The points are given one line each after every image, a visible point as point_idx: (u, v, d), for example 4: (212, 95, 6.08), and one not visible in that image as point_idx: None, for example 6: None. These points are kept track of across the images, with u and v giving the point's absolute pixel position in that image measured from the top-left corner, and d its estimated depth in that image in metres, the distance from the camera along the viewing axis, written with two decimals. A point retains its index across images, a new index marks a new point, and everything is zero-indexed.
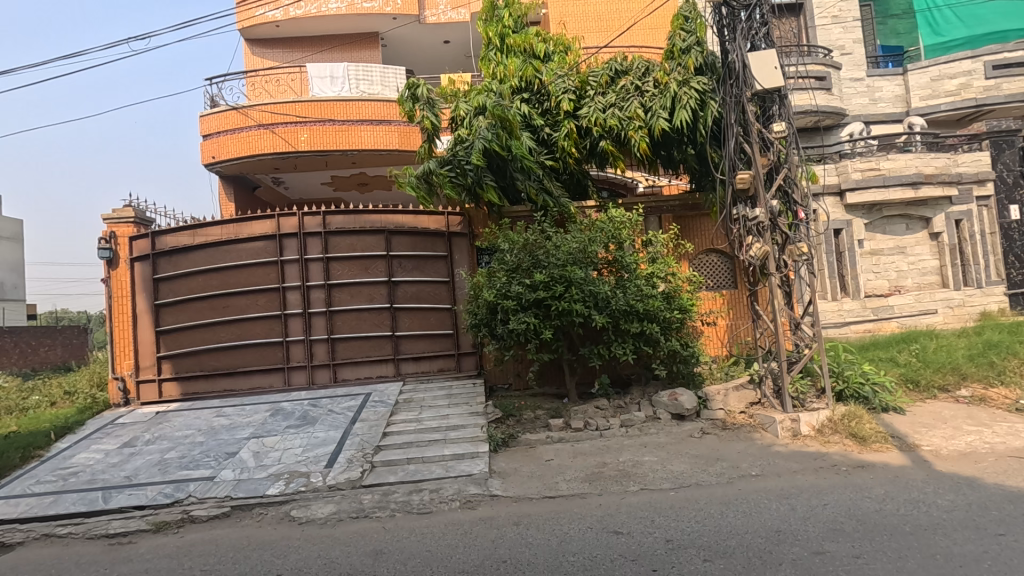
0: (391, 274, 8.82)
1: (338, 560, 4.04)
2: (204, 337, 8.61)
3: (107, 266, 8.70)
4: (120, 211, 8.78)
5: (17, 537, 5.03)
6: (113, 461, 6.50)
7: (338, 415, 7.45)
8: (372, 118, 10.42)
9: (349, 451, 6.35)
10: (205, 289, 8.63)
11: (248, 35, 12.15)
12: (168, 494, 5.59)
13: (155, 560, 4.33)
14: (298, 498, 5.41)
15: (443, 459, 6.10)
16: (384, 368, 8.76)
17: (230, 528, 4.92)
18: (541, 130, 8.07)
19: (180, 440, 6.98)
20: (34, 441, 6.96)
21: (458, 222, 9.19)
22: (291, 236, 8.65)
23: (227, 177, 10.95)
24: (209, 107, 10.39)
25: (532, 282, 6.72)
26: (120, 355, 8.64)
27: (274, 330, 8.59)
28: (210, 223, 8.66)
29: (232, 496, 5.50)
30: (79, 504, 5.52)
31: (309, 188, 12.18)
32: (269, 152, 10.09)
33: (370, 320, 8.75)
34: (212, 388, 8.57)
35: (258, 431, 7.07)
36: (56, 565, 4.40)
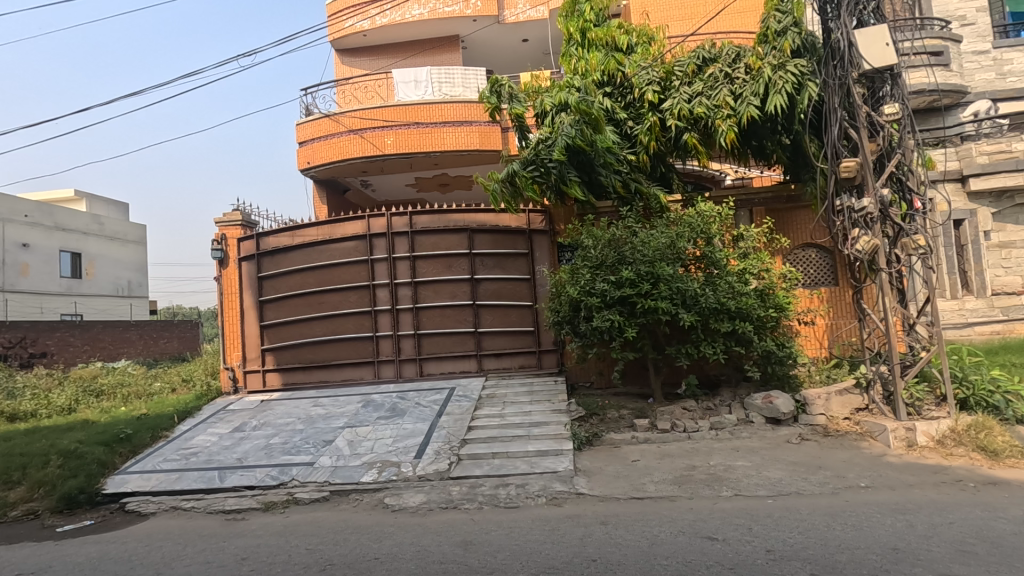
0: (473, 271, 8.99)
1: (429, 548, 4.17)
2: (302, 331, 9.20)
3: (220, 265, 9.56)
4: (230, 214, 9.60)
5: (150, 508, 5.63)
6: (226, 444, 7.10)
7: (425, 408, 7.71)
8: (454, 119, 10.67)
9: (436, 443, 6.55)
10: (302, 287, 9.21)
11: (339, 46, 12.85)
12: (274, 477, 6.04)
13: (265, 536, 4.68)
14: (391, 486, 5.67)
15: (527, 455, 6.15)
16: (467, 363, 8.95)
17: (330, 511, 5.22)
18: (624, 124, 7.90)
19: (282, 427, 7.50)
20: (161, 423, 7.75)
21: (539, 219, 9.21)
22: (380, 236, 9.05)
23: (320, 181, 11.61)
24: (305, 115, 11.08)
25: (617, 278, 6.61)
26: (231, 347, 9.46)
27: (364, 325, 9.03)
28: (307, 224, 9.23)
29: (330, 481, 5.85)
30: (199, 482, 6.09)
31: (395, 189, 12.67)
32: (358, 156, 10.61)
33: (453, 317, 8.97)
34: (309, 379, 9.16)
35: (352, 421, 7.46)
36: (182, 535, 4.88)
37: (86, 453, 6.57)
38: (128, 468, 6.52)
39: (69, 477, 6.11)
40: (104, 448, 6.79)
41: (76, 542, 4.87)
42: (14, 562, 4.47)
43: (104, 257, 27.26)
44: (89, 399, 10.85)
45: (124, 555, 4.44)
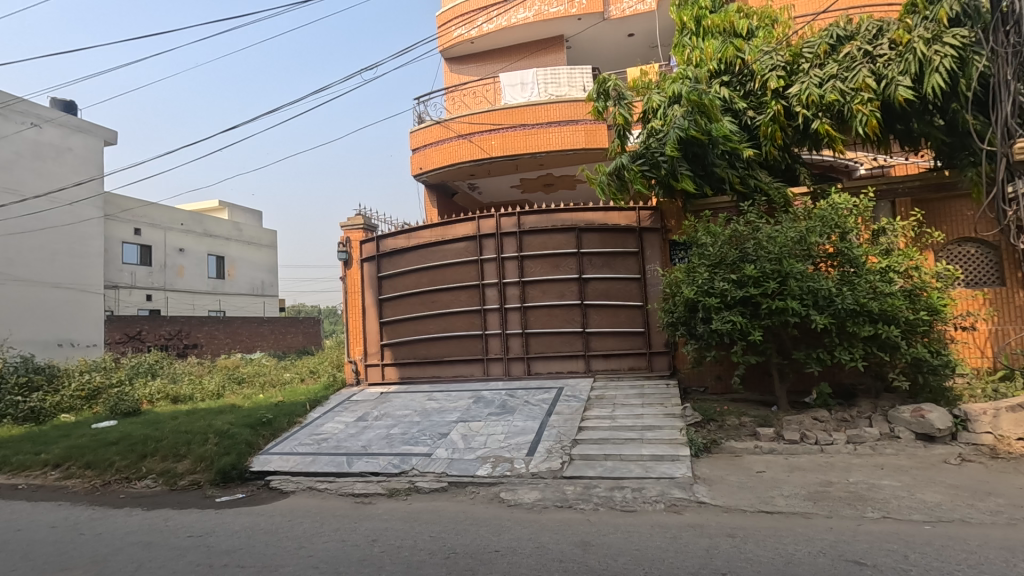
0: (582, 271, 8.93)
1: (548, 545, 4.17)
2: (416, 328, 9.66)
3: (345, 265, 10.32)
4: (353, 218, 10.33)
5: (291, 487, 6.20)
6: (352, 432, 7.64)
7: (534, 406, 7.77)
8: (560, 119, 10.67)
9: (548, 442, 6.56)
10: (417, 286, 9.67)
11: (447, 55, 13.40)
12: (396, 465, 6.40)
13: (391, 521, 4.95)
14: (506, 482, 5.78)
15: (641, 459, 5.99)
16: (575, 364, 8.92)
17: (449, 502, 5.42)
18: (743, 114, 7.42)
19: (401, 419, 7.92)
20: (295, 410, 8.50)
21: (649, 217, 8.96)
22: (489, 236, 9.27)
23: (431, 185, 12.14)
24: (417, 123, 11.63)
25: (739, 277, 6.25)
26: (353, 341, 10.16)
27: (474, 324, 9.29)
28: (422, 227, 9.68)
29: (447, 473, 6.09)
30: (330, 465, 6.60)
31: (501, 191, 12.91)
32: (467, 160, 10.93)
33: (561, 316, 8.97)
34: (423, 373, 9.59)
35: (465, 416, 7.70)
36: (319, 514, 5.30)
37: (236, 434, 7.36)
38: (270, 449, 7.22)
39: (224, 454, 6.88)
40: (250, 430, 7.56)
41: (232, 512, 5.47)
42: (185, 525, 5.11)
43: (243, 259, 30.60)
44: (234, 386, 12.19)
45: (272, 527, 4.91)
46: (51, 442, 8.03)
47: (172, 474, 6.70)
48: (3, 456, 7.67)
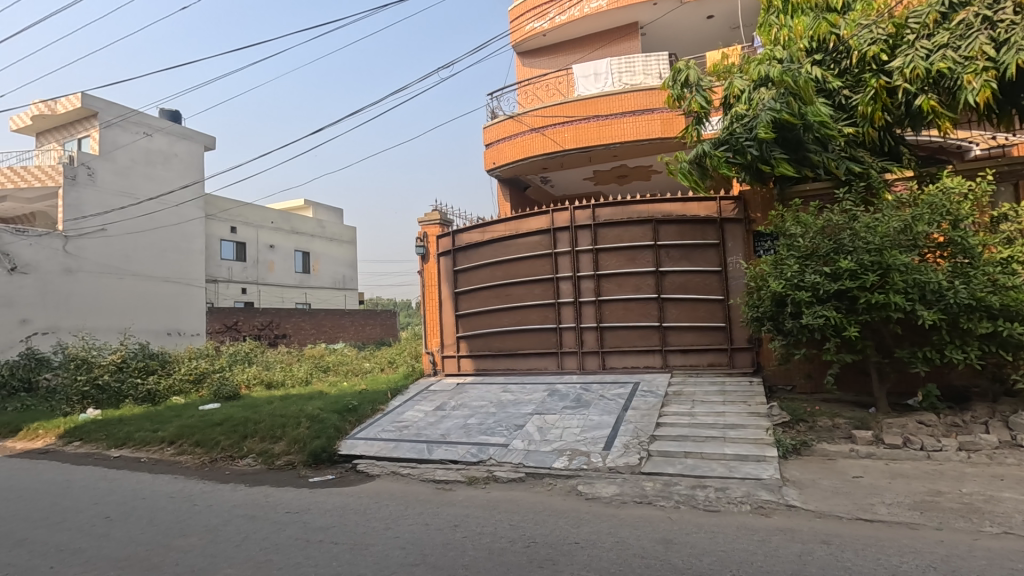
0: (658, 264, 8.72)
1: (629, 541, 4.13)
2: (491, 321, 9.81)
3: (422, 260, 10.64)
4: (430, 214, 10.62)
5: (376, 470, 6.52)
6: (431, 421, 7.90)
7: (609, 401, 7.69)
8: (635, 108, 10.39)
9: (624, 437, 6.48)
10: (491, 280, 9.81)
11: (519, 49, 13.48)
12: (474, 454, 6.55)
13: (472, 508, 5.09)
14: (583, 475, 5.77)
15: (723, 458, 5.78)
16: (651, 359, 8.75)
17: (526, 492, 5.49)
18: (837, 93, 6.99)
19: (477, 409, 8.10)
20: (378, 397, 8.90)
21: (732, 207, 8.58)
22: (563, 229, 9.24)
23: (503, 179, 12.24)
24: (490, 118, 11.74)
25: (833, 270, 5.86)
26: (431, 333, 10.47)
27: (548, 317, 9.31)
28: (496, 221, 9.81)
29: (524, 463, 6.18)
30: (412, 452, 6.87)
31: (574, 184, 12.81)
32: (540, 154, 10.92)
33: (637, 310, 8.81)
34: (498, 366, 9.75)
35: (540, 408, 7.76)
36: (403, 497, 5.54)
37: (326, 419, 7.82)
38: (355, 434, 7.62)
39: (315, 436, 7.33)
40: (338, 415, 8.01)
41: (324, 492, 5.83)
42: (284, 502, 5.51)
43: (326, 255, 32.34)
44: (321, 374, 12.95)
45: (361, 508, 5.19)
46: (166, 421, 8.88)
47: (270, 454, 7.23)
48: (128, 432, 8.58)
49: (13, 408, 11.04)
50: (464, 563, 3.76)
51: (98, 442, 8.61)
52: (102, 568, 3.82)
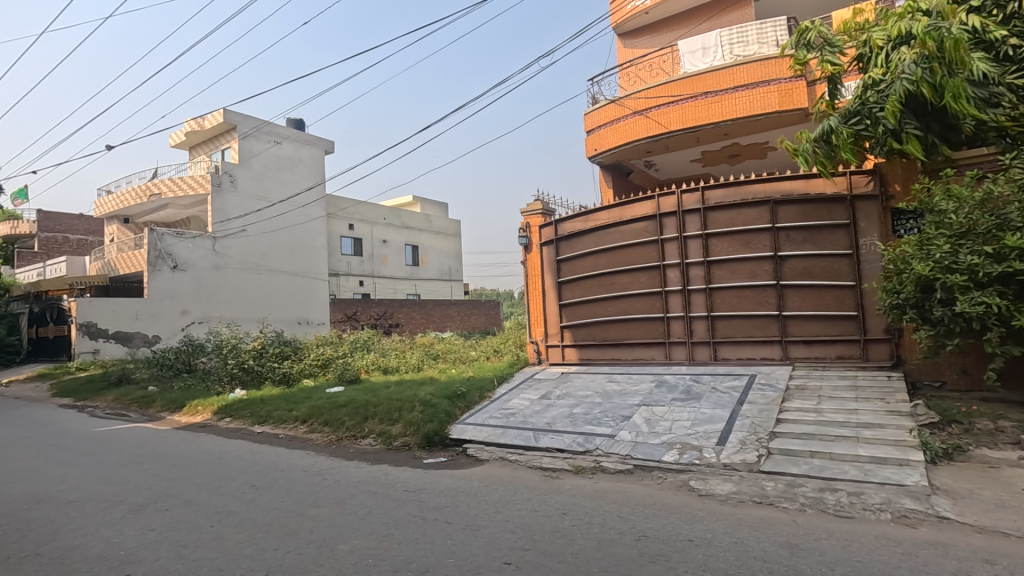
0: (777, 248, 8.09)
1: (748, 542, 3.89)
2: (595, 310, 9.70)
3: (525, 250, 10.74)
4: (532, 204, 10.68)
5: (485, 455, 6.73)
6: (537, 409, 7.99)
7: (723, 394, 7.28)
8: (748, 81, 9.63)
9: (740, 432, 6.11)
10: (595, 269, 9.68)
11: (620, 30, 13.08)
12: (581, 443, 6.53)
13: (579, 497, 5.08)
14: (695, 470, 5.54)
15: (857, 460, 5.26)
16: (769, 350, 8.17)
17: (634, 484, 5.37)
18: (1002, 44, 5.95)
19: (583, 399, 8.06)
20: (485, 384, 9.15)
21: (865, 182, 7.71)
22: (670, 215, 8.86)
23: (606, 165, 11.98)
24: (591, 104, 11.51)
25: (996, 250, 5.08)
26: (535, 323, 10.55)
27: (655, 306, 9.01)
28: (599, 209, 9.65)
29: (632, 455, 6.05)
30: (519, 439, 7.00)
31: (680, 167, 12.21)
32: (644, 137, 10.53)
33: (753, 298, 8.25)
34: (602, 356, 9.62)
35: (647, 400, 7.54)
36: (512, 483, 5.67)
37: (437, 403, 8.20)
38: (465, 420, 7.91)
39: (428, 420, 7.71)
40: (448, 401, 8.35)
41: (438, 473, 6.13)
42: (401, 480, 5.86)
43: (434, 248, 33.78)
44: (431, 361, 13.60)
45: (473, 491, 5.38)
46: (299, 402, 9.83)
47: (388, 435, 7.72)
48: (268, 411, 9.61)
49: (179, 386, 12.83)
50: (573, 552, 3.76)
51: (245, 419, 9.74)
52: (251, 530, 4.31)
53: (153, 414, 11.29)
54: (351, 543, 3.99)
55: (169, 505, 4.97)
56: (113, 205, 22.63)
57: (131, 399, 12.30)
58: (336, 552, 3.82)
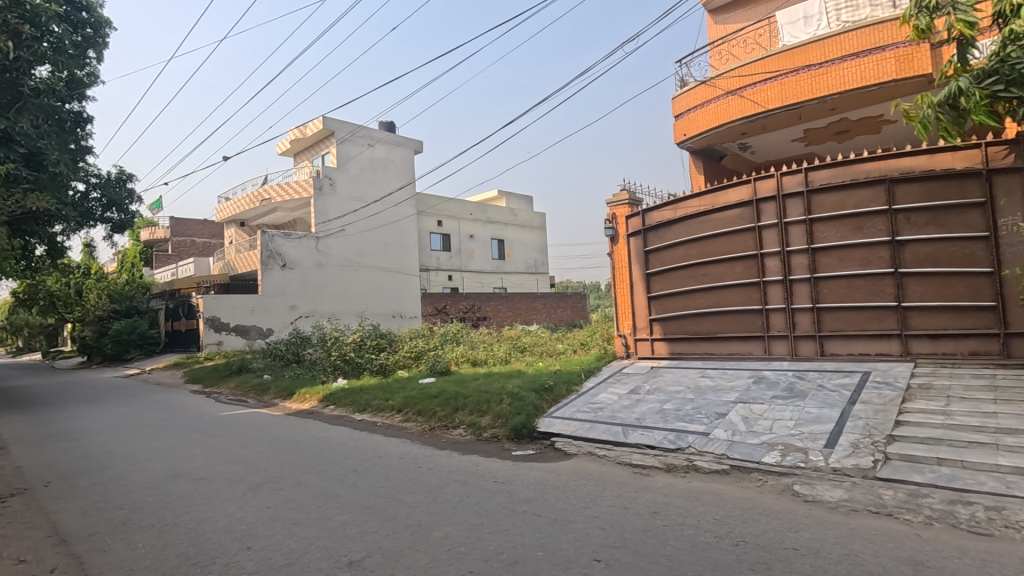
0: (894, 232, 7.32)
1: (863, 555, 3.56)
2: (686, 303, 9.32)
3: (612, 242, 10.53)
4: (618, 194, 10.43)
5: (573, 449, 6.69)
6: (626, 404, 7.82)
7: (831, 392, 6.73)
8: (858, 49, 8.74)
9: (852, 434, 5.61)
10: (686, 259, 9.29)
11: (711, 6, 12.37)
12: (672, 441, 6.32)
13: (672, 496, 4.91)
14: (800, 474, 5.16)
15: (996, 470, 4.65)
16: (885, 345, 7.43)
17: (731, 486, 5.10)
18: None
19: (674, 394, 7.78)
20: (572, 378, 9.10)
21: (1004, 154, 6.78)
22: (768, 200, 8.29)
23: (697, 150, 11.44)
24: (679, 87, 10.99)
25: None
26: (622, 316, 10.32)
27: (752, 298, 8.49)
28: (689, 196, 9.23)
29: (728, 455, 5.75)
30: (607, 434, 6.90)
31: (779, 149, 11.38)
32: (738, 118, 9.93)
33: (866, 288, 7.54)
34: (695, 350, 9.23)
35: (744, 397, 7.14)
36: (600, 478, 5.60)
37: (525, 396, 8.28)
38: (552, 413, 7.92)
39: (516, 413, 7.81)
40: (536, 394, 8.40)
41: (526, 466, 6.19)
42: (491, 471, 5.99)
43: (520, 241, 34.08)
44: (518, 354, 13.76)
45: (561, 485, 5.38)
46: (394, 392, 10.34)
47: (478, 426, 7.90)
48: (367, 400, 10.19)
49: (289, 375, 13.95)
50: (666, 554, 3.63)
51: (346, 407, 10.41)
52: (353, 512, 4.59)
53: (268, 400, 12.38)
54: (444, 530, 4.14)
55: (282, 486, 5.43)
56: (231, 210, 24.92)
57: (249, 386, 13.57)
58: (431, 539, 3.97)
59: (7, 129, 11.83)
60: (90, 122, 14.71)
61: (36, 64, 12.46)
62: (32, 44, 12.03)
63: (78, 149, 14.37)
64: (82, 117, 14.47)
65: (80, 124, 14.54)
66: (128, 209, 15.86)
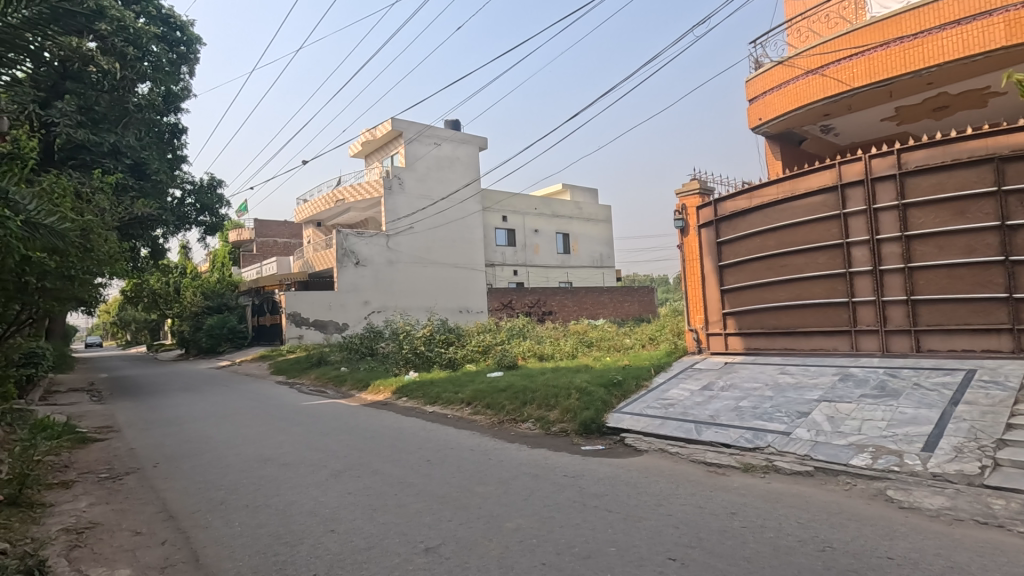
0: (1004, 216, 6.63)
1: (971, 569, 3.27)
2: (763, 295, 8.89)
3: (682, 233, 10.23)
4: (689, 184, 10.08)
5: (644, 446, 6.56)
6: (698, 400, 7.59)
7: (929, 391, 6.21)
8: (960, 15, 7.93)
9: (954, 438, 5.16)
10: (763, 250, 8.86)
11: None
12: (750, 440, 6.07)
13: (750, 496, 4.72)
14: (894, 478, 4.81)
15: None
16: (992, 340, 6.78)
17: (816, 488, 4.83)
18: None
19: (750, 391, 7.45)
20: (641, 373, 8.93)
21: None
22: (854, 185, 7.74)
23: (773, 134, 10.85)
24: (754, 69, 10.45)
25: None
26: (693, 310, 10.00)
27: (837, 290, 7.98)
28: (766, 184, 8.79)
29: (811, 456, 5.46)
30: (679, 431, 6.72)
31: (867, 129, 10.59)
32: (820, 99, 9.33)
33: (970, 278, 6.90)
34: (772, 345, 8.80)
35: (829, 395, 6.73)
36: (673, 476, 5.47)
37: (594, 391, 8.21)
38: (621, 408, 7.82)
39: (585, 408, 7.77)
40: (604, 389, 8.32)
41: (596, 461, 6.15)
42: (561, 465, 6.00)
43: (585, 235, 33.74)
44: (585, 349, 13.66)
45: (633, 481, 5.30)
46: (463, 385, 10.57)
47: (546, 420, 7.93)
48: (438, 392, 10.48)
49: (365, 367, 14.58)
50: (746, 556, 3.50)
51: (418, 399, 10.76)
52: (428, 501, 4.75)
53: (346, 391, 13.00)
54: (516, 521, 4.19)
55: (361, 473, 5.69)
56: (309, 211, 26.29)
57: (328, 378, 14.33)
58: (503, 529, 4.03)
59: (116, 144, 13.06)
60: (184, 132, 15.96)
61: (138, 82, 13.51)
62: (136, 63, 12.97)
63: (174, 159, 15.65)
64: (178, 129, 15.73)
65: (176, 135, 15.82)
66: (218, 212, 17.10)
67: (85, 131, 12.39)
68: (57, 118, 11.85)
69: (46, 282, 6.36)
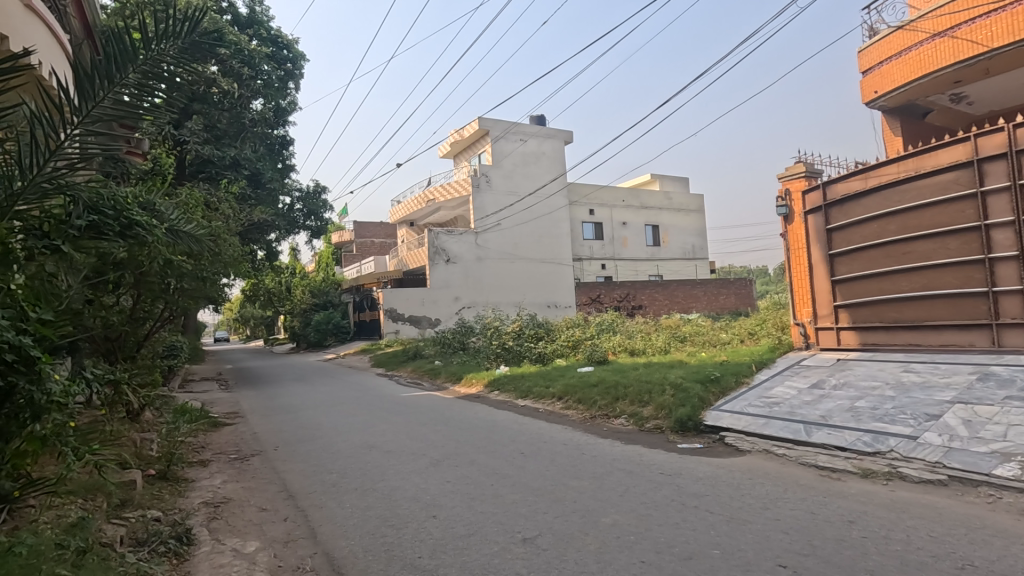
0: None
1: None
2: (882, 286, 8.09)
3: (785, 221, 9.62)
4: (793, 167, 9.42)
5: (746, 446, 6.22)
6: (807, 399, 7.07)
7: None
8: None
9: None
10: (881, 236, 8.07)
11: None
12: (868, 443, 5.56)
13: (870, 505, 4.33)
14: None
15: None
16: None
17: (950, 499, 4.34)
18: None
19: (868, 391, 6.83)
20: (741, 369, 8.47)
21: None
22: (995, 159, 6.82)
23: (892, 108, 9.83)
24: (869, 37, 9.50)
25: None
26: (799, 303, 9.37)
27: (974, 278, 7.09)
28: (884, 163, 7.99)
29: (944, 464, 4.90)
30: (786, 431, 6.30)
31: (1009, 95, 9.28)
32: (949, 65, 8.31)
33: None
34: (894, 341, 8.00)
35: (965, 396, 6.00)
36: (780, 479, 5.14)
37: (689, 388, 7.91)
38: (720, 406, 7.47)
39: (680, 404, 7.51)
40: (701, 385, 7.98)
41: (694, 460, 5.93)
42: (656, 463, 5.85)
43: (675, 226, 32.49)
44: (679, 344, 13.18)
45: (735, 482, 5.05)
46: (554, 379, 10.61)
47: (640, 416, 7.76)
48: (529, 386, 10.61)
49: (457, 361, 15.05)
50: (868, 568, 3.22)
51: (509, 392, 10.95)
52: (524, 493, 4.82)
53: (441, 384, 13.51)
54: (613, 517, 4.14)
55: (458, 463, 5.89)
56: (403, 212, 27.52)
57: (424, 370, 14.98)
58: (600, 524, 4.01)
59: (236, 157, 14.38)
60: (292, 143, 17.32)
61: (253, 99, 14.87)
62: (250, 82, 14.41)
63: (284, 169, 17.01)
64: (286, 140, 17.06)
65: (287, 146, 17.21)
66: (322, 217, 18.36)
67: (210, 147, 13.80)
68: (188, 137, 13.32)
69: (184, 282, 7.17)
